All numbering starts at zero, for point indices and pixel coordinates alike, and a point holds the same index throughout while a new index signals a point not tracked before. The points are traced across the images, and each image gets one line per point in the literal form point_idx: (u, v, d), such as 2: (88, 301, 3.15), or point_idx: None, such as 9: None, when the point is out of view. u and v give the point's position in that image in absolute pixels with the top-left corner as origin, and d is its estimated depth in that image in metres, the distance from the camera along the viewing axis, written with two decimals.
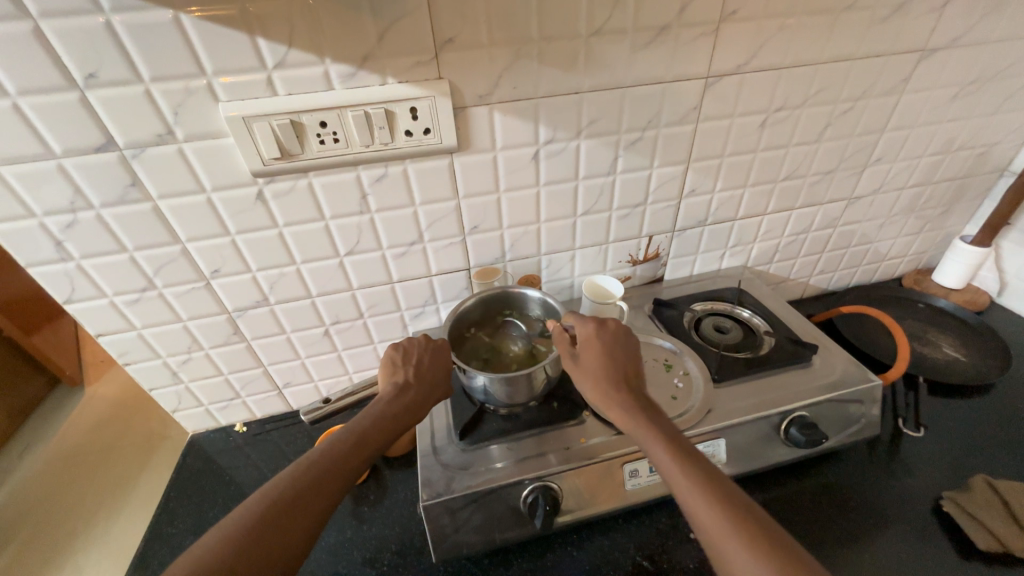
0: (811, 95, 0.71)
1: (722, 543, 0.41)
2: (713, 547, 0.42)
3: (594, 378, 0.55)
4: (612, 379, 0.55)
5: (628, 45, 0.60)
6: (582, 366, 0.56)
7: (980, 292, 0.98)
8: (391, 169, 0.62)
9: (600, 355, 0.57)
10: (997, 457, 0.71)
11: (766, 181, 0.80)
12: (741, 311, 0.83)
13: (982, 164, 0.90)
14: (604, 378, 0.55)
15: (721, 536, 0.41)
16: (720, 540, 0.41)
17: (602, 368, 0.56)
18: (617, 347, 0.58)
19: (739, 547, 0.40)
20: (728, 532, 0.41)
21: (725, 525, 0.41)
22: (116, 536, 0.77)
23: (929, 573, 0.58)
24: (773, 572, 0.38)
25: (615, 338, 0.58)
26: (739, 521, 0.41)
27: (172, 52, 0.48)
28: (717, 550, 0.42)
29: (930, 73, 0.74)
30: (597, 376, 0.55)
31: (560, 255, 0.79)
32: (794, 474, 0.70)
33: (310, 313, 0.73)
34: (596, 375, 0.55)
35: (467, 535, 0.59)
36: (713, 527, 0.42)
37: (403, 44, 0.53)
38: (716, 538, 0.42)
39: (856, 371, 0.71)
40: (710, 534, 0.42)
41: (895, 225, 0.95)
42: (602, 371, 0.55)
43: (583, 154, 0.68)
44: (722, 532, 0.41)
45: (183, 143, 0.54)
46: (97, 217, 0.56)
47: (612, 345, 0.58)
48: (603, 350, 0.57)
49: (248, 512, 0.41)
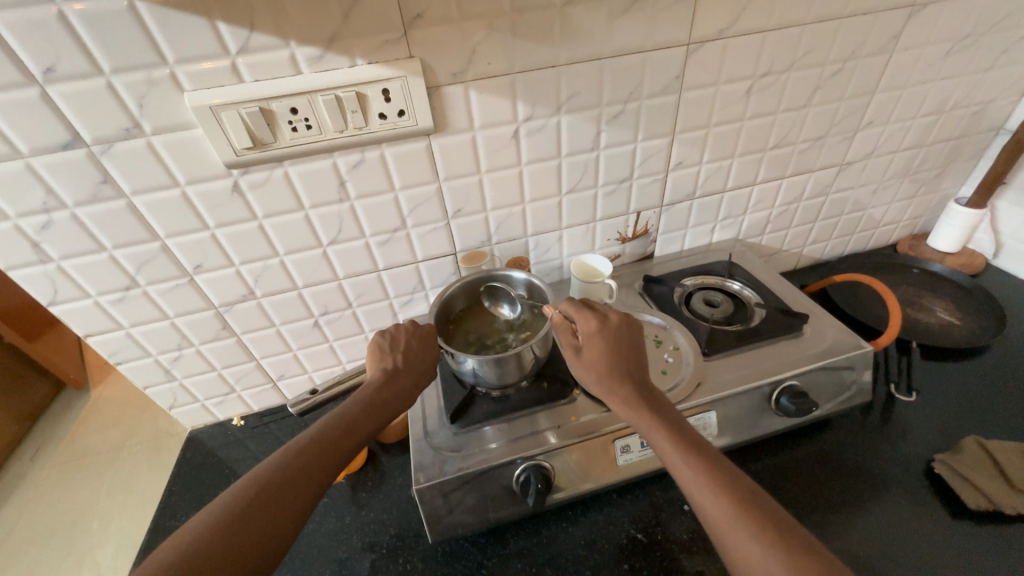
0: (798, 57, 0.69)
1: (732, 540, 0.42)
2: (721, 540, 0.43)
3: (595, 376, 0.54)
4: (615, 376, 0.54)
5: (604, 13, 0.58)
6: (584, 370, 0.55)
7: (975, 255, 0.97)
8: (368, 154, 0.61)
9: (598, 355, 0.55)
10: (990, 418, 0.71)
11: (755, 150, 0.79)
12: (732, 284, 0.82)
13: (976, 124, 0.88)
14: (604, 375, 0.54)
15: (733, 529, 0.42)
16: (728, 530, 0.42)
17: (603, 368, 0.54)
18: (615, 339, 0.56)
19: (746, 537, 0.41)
20: (735, 522, 0.42)
21: (739, 520, 0.42)
22: (126, 529, 0.79)
23: (921, 535, 0.59)
24: (766, 549, 0.40)
25: (615, 330, 0.56)
26: (747, 513, 0.42)
27: (131, 41, 0.47)
28: (725, 544, 0.42)
29: (921, 29, 0.72)
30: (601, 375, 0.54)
31: (547, 236, 0.79)
32: (788, 442, 0.70)
33: (298, 305, 0.72)
34: (598, 374, 0.54)
35: (463, 516, 0.59)
36: (720, 519, 0.43)
37: (370, 22, 0.52)
38: (726, 532, 0.42)
39: (848, 338, 0.70)
40: (721, 529, 0.43)
41: (888, 190, 0.94)
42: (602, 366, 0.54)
43: (564, 130, 0.67)
44: (730, 527, 0.42)
45: (151, 136, 0.53)
46: (72, 216, 0.55)
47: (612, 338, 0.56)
48: (602, 352, 0.55)
49: (233, 500, 0.40)
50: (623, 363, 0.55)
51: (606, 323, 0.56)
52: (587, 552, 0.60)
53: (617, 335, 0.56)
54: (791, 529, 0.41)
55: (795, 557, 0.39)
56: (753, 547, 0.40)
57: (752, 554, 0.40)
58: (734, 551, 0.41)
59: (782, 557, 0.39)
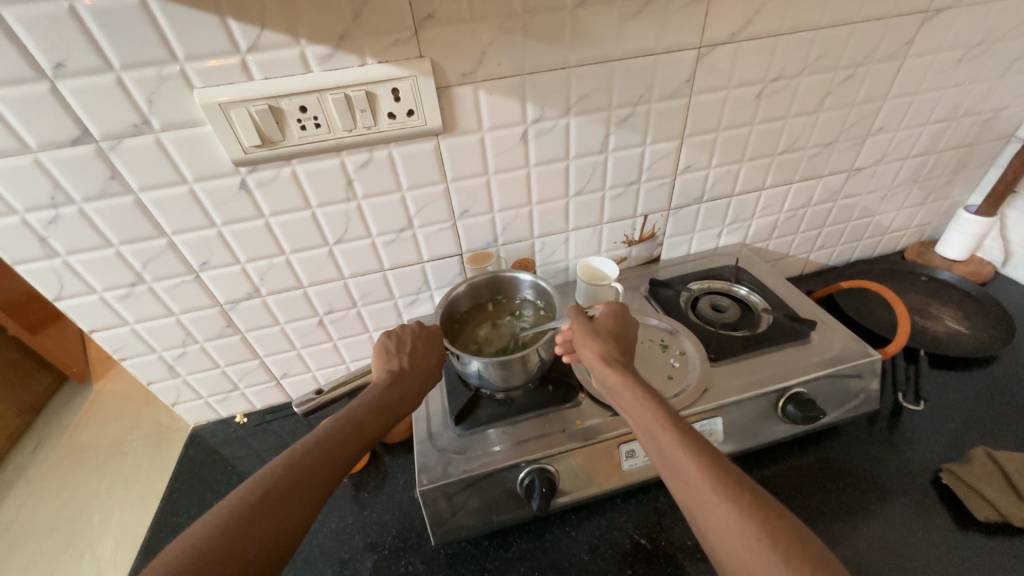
0: (809, 62, 0.68)
1: (708, 507, 0.40)
2: (697, 507, 0.41)
3: (597, 345, 0.55)
4: (615, 351, 0.55)
5: (616, 15, 0.57)
6: (587, 337, 0.56)
7: (983, 263, 0.96)
8: (376, 154, 0.61)
9: (607, 329, 0.58)
10: (998, 428, 0.70)
11: (764, 154, 0.78)
12: (739, 289, 0.82)
13: (987, 131, 0.87)
14: (607, 347, 0.55)
15: (708, 496, 0.40)
16: (704, 496, 0.40)
17: (606, 339, 0.56)
18: (622, 328, 0.59)
19: (723, 504, 0.39)
20: (714, 491, 0.40)
21: (715, 488, 0.40)
22: (127, 525, 0.78)
23: (928, 546, 0.58)
24: (744, 518, 0.38)
25: (622, 320, 0.60)
26: (727, 483, 0.40)
27: (141, 37, 0.47)
28: (700, 512, 0.41)
29: (934, 36, 0.71)
30: (603, 344, 0.55)
31: (553, 238, 0.78)
32: (793, 450, 0.70)
33: (303, 303, 0.72)
34: (600, 344, 0.55)
35: (466, 518, 0.59)
36: (697, 486, 0.41)
37: (381, 21, 0.51)
38: (702, 499, 0.40)
39: (855, 346, 0.70)
40: (696, 496, 0.41)
41: (897, 197, 0.93)
42: (607, 340, 0.56)
43: (573, 132, 0.67)
44: (707, 493, 0.40)
45: (160, 133, 0.52)
46: (79, 212, 0.55)
47: (617, 325, 0.59)
48: (610, 327, 0.58)
49: (240, 500, 0.40)
50: (624, 344, 0.57)
51: (619, 310, 0.61)
52: (590, 557, 0.60)
53: (624, 324, 0.60)
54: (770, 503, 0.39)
55: (768, 526, 0.37)
56: (728, 515, 0.39)
57: (725, 522, 0.39)
58: (709, 519, 0.40)
59: (759, 528, 0.37)
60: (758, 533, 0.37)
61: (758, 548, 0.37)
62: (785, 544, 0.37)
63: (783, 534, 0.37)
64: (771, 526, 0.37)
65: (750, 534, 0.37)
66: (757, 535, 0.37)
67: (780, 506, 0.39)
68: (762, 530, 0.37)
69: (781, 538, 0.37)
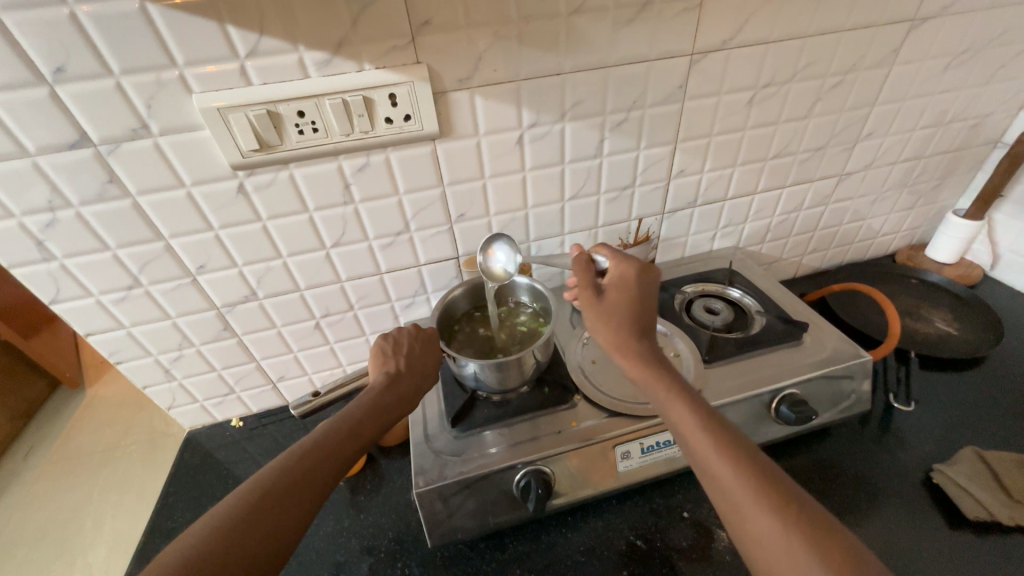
0: (799, 69, 0.70)
1: (748, 515, 0.40)
2: (736, 514, 0.41)
3: (609, 331, 0.54)
4: (629, 336, 0.53)
5: (610, 23, 0.59)
6: (602, 322, 0.54)
7: (972, 266, 0.98)
8: (373, 158, 0.61)
9: (615, 308, 0.54)
10: (988, 429, 0.71)
11: (756, 159, 0.79)
12: (732, 291, 0.83)
13: (974, 136, 0.89)
14: (620, 333, 0.53)
15: (747, 503, 0.40)
16: (743, 504, 0.41)
17: (619, 323, 0.53)
18: (635, 299, 0.54)
19: (764, 514, 0.39)
20: (755, 500, 0.40)
21: (754, 493, 0.41)
22: (120, 531, 0.78)
23: (920, 547, 0.59)
24: (787, 529, 0.38)
25: (636, 290, 0.54)
26: (767, 492, 0.40)
27: (140, 43, 0.47)
28: (739, 519, 0.41)
29: (921, 43, 0.73)
30: (614, 331, 0.54)
31: (549, 241, 0.79)
32: (787, 451, 0.70)
33: (300, 306, 0.72)
34: (612, 332, 0.54)
35: (463, 520, 0.59)
36: (737, 494, 0.41)
37: (379, 28, 0.52)
38: (741, 507, 0.41)
39: (847, 348, 0.71)
40: (736, 505, 0.41)
41: (887, 201, 0.94)
42: (620, 324, 0.54)
43: (568, 137, 0.67)
44: (748, 500, 0.40)
45: (158, 137, 0.53)
46: (76, 215, 0.56)
47: (630, 297, 0.54)
48: (622, 305, 0.54)
49: (240, 502, 0.40)
50: (639, 322, 0.54)
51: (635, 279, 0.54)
52: (586, 558, 0.60)
53: (637, 298, 0.54)
54: (816, 515, 0.39)
55: (812, 538, 0.38)
56: (771, 524, 0.39)
57: (769, 532, 0.39)
58: (748, 526, 0.40)
59: (804, 540, 0.38)
60: (804, 546, 0.37)
61: (803, 560, 0.37)
62: (822, 544, 0.37)
63: (827, 545, 0.37)
64: (817, 539, 0.38)
65: (792, 543, 0.38)
66: (800, 546, 0.37)
67: (823, 511, 0.40)
68: (799, 533, 0.38)
69: (827, 550, 0.37)
